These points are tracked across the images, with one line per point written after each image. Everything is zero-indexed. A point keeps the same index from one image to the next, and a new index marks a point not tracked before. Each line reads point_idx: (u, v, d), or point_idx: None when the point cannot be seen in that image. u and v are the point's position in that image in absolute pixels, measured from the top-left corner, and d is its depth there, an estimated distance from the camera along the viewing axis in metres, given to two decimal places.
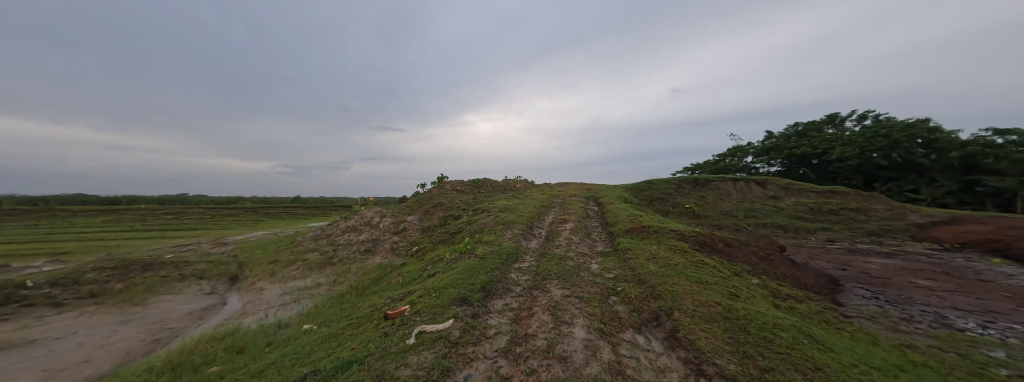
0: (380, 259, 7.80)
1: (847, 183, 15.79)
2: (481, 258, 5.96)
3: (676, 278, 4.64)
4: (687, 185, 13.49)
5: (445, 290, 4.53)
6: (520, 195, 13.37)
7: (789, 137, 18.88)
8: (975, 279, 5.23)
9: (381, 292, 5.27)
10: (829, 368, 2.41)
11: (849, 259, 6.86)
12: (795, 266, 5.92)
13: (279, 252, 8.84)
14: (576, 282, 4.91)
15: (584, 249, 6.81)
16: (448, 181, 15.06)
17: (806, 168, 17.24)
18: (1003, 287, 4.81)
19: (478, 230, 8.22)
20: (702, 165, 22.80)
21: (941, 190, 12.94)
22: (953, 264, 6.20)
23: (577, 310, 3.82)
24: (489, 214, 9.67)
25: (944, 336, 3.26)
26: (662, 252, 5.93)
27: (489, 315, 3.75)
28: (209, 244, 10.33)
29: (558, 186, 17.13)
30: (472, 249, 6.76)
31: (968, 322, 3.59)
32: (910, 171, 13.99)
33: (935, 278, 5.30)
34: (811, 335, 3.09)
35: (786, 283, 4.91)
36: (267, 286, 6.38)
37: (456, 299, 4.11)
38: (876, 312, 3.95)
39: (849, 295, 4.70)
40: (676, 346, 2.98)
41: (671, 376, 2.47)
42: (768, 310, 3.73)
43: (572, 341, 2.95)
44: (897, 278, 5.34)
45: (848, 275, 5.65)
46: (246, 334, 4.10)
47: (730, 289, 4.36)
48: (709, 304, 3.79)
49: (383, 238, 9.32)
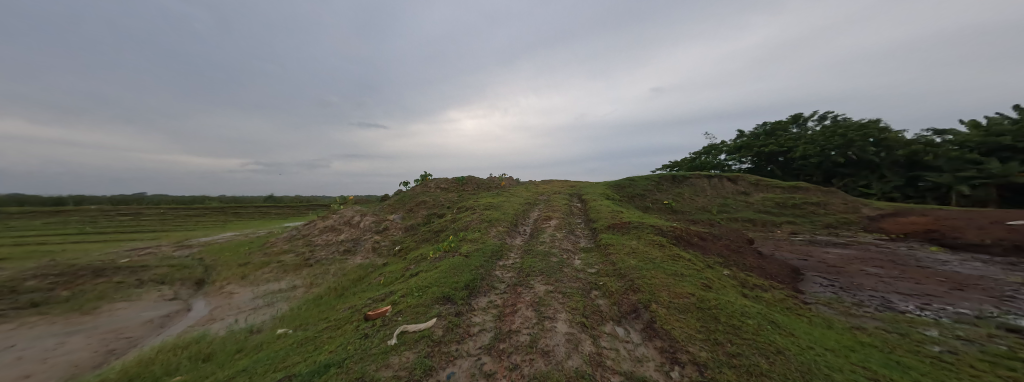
0: (361, 259, 7.58)
1: (809, 178, 16.93)
2: (466, 256, 5.96)
3: (653, 271, 4.84)
4: (666, 181, 13.98)
5: (429, 289, 4.49)
6: (505, 192, 13.37)
7: (759, 135, 19.93)
8: (917, 266, 5.76)
9: (362, 293, 5.15)
10: (790, 351, 2.59)
11: (810, 249, 7.39)
12: (762, 257, 6.31)
13: (251, 254, 8.41)
14: (558, 277, 5.00)
15: (567, 245, 6.95)
16: (432, 179, 14.85)
17: (773, 165, 18.29)
18: (938, 272, 5.35)
19: (462, 228, 8.15)
20: (680, 162, 23.68)
21: (889, 185, 14.18)
22: (900, 253, 6.81)
23: (560, 305, 3.90)
24: (474, 212, 9.64)
25: (889, 318, 3.58)
26: (642, 247, 6.14)
27: (473, 313, 3.75)
28: (171, 247, 9.64)
29: (542, 184, 17.24)
30: (456, 247, 6.72)
31: (909, 305, 3.95)
32: (863, 167, 15.18)
33: (882, 266, 5.81)
34: (774, 321, 3.31)
35: (754, 273, 5.21)
36: (237, 290, 6.05)
37: (440, 298, 4.09)
38: (831, 298, 4.28)
39: (809, 283, 5.06)
40: (653, 336, 3.11)
41: (648, 365, 2.58)
42: (737, 299, 3.96)
43: (554, 336, 3.01)
44: (850, 266, 5.83)
45: (808, 265, 6.09)
46: (215, 340, 3.90)
47: (703, 280, 4.59)
48: (683, 295, 3.98)
49: (365, 237, 9.09)
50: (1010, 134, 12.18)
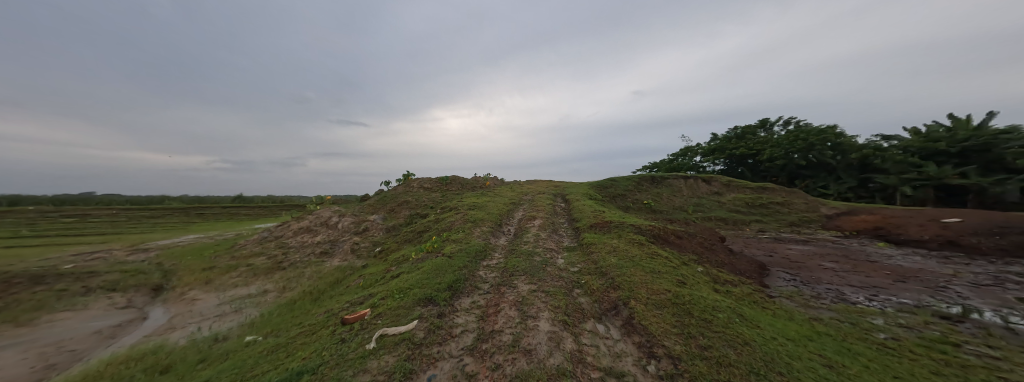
0: (339, 262, 7.31)
1: (775, 180, 18.05)
2: (449, 256, 5.89)
3: (632, 269, 4.99)
4: (645, 182, 14.44)
5: (410, 291, 4.41)
6: (490, 192, 13.34)
7: (731, 138, 20.97)
8: (868, 260, 6.28)
9: (339, 296, 4.97)
10: (755, 342, 2.76)
11: (776, 246, 7.88)
12: (732, 254, 6.66)
13: (217, 257, 7.89)
14: (542, 276, 5.05)
15: (551, 245, 7.04)
16: (414, 179, 14.58)
17: (743, 166, 19.35)
18: (886, 266, 5.85)
19: (446, 228, 8.06)
20: (658, 164, 24.55)
21: (844, 186, 15.36)
22: (853, 249, 7.41)
23: (542, 304, 3.93)
24: (458, 212, 9.54)
25: (842, 309, 3.87)
26: (622, 245, 6.31)
27: (455, 314, 3.71)
28: (124, 251, 8.88)
29: (526, 184, 17.33)
30: (439, 247, 6.64)
31: (860, 297, 4.30)
32: (822, 169, 16.37)
33: (838, 261, 6.29)
34: (742, 314, 3.52)
35: (725, 269, 5.49)
36: (201, 296, 5.66)
37: (421, 299, 4.02)
38: (793, 292, 4.58)
39: (773, 278, 5.39)
40: (632, 332, 3.21)
41: (626, 360, 2.66)
42: (709, 294, 4.17)
43: (536, 334, 3.04)
44: (810, 262, 6.27)
45: (774, 260, 6.49)
46: (173, 350, 3.63)
47: (678, 276, 4.79)
48: (660, 291, 4.13)
49: (343, 239, 8.79)
50: (945, 141, 13.54)
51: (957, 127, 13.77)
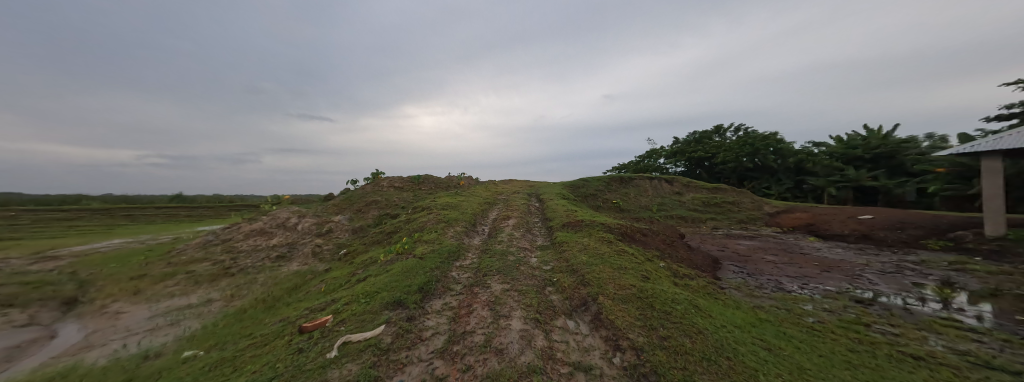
0: (297, 266, 6.80)
1: (727, 181, 19.74)
2: (420, 258, 5.71)
3: (601, 266, 5.19)
4: (614, 182, 15.08)
5: (377, 294, 4.23)
6: (463, 192, 13.15)
7: (690, 142, 22.55)
8: (803, 253, 7.07)
9: (298, 303, 4.63)
10: (707, 330, 2.99)
11: (728, 242, 8.62)
12: (690, 250, 7.17)
13: (148, 265, 6.97)
14: (515, 276, 5.09)
15: (524, 244, 7.10)
16: (384, 178, 13.99)
17: (701, 168, 20.92)
18: (816, 257, 6.64)
19: (418, 229, 7.83)
20: (627, 165, 25.77)
21: (783, 187, 17.19)
22: (791, 243, 8.31)
23: (515, 303, 3.96)
24: (431, 212, 9.30)
25: (780, 297, 4.33)
26: (592, 243, 6.56)
27: (426, 317, 3.62)
28: (24, 260, 7.52)
29: (501, 184, 17.33)
30: (410, 249, 6.41)
31: (794, 285, 4.84)
32: (766, 172, 18.17)
33: (779, 254, 7.03)
34: (697, 305, 3.80)
35: (683, 264, 5.90)
36: (127, 308, 4.95)
37: (389, 303, 3.87)
38: (740, 283, 5.04)
39: (725, 271, 5.89)
40: (600, 326, 3.33)
41: (594, 353, 2.76)
42: (670, 287, 4.46)
43: (508, 333, 3.05)
44: (755, 255, 6.95)
45: (726, 255, 7.08)
46: (89, 373, 3.14)
47: (643, 272, 5.07)
48: (626, 286, 4.34)
49: (303, 241, 8.21)
50: (861, 148, 15.67)
51: (870, 136, 15.98)
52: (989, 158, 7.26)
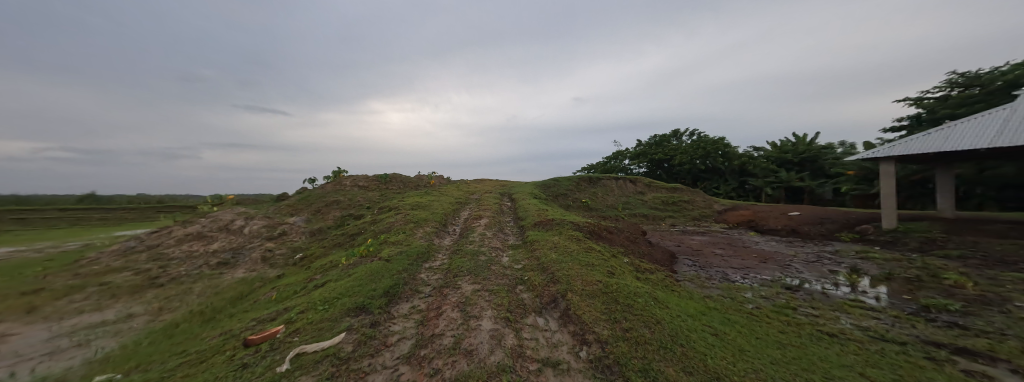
0: (243, 273, 6.14)
1: (683, 181, 21.38)
2: (386, 260, 5.46)
3: (570, 263, 5.35)
4: (583, 182, 15.62)
5: (337, 300, 3.96)
6: (434, 191, 12.78)
7: (652, 144, 24.05)
8: (745, 246, 7.89)
9: (243, 314, 4.19)
10: (665, 321, 3.21)
11: (683, 237, 9.35)
12: (651, 246, 7.66)
13: (47, 277, 5.85)
14: (486, 275, 5.05)
15: (496, 243, 7.09)
16: (347, 176, 13.19)
17: (661, 170, 22.43)
18: (756, 250, 7.43)
19: (384, 230, 7.47)
20: (595, 165, 26.87)
21: (729, 188, 19.02)
22: (736, 238, 9.22)
23: (486, 303, 3.94)
24: (399, 212, 8.93)
25: (726, 286, 4.78)
26: (562, 241, 6.73)
27: (392, 322, 3.46)
28: None
29: (473, 183, 17.16)
30: (375, 251, 6.09)
31: (737, 276, 5.37)
32: (715, 173, 19.97)
33: (726, 248, 7.77)
34: (656, 297, 4.06)
35: (644, 259, 6.29)
36: (15, 330, 4.11)
37: (351, 309, 3.65)
38: (694, 275, 5.48)
39: (680, 264, 6.37)
40: (568, 322, 3.43)
41: (562, 349, 2.83)
42: (633, 282, 4.71)
43: (478, 334, 3.02)
44: (706, 249, 7.61)
45: (682, 250, 7.67)
46: None
47: (609, 268, 5.30)
48: (593, 282, 4.52)
49: (251, 246, 7.46)
50: (792, 152, 17.86)
51: (799, 142, 18.27)
52: (885, 163, 8.66)
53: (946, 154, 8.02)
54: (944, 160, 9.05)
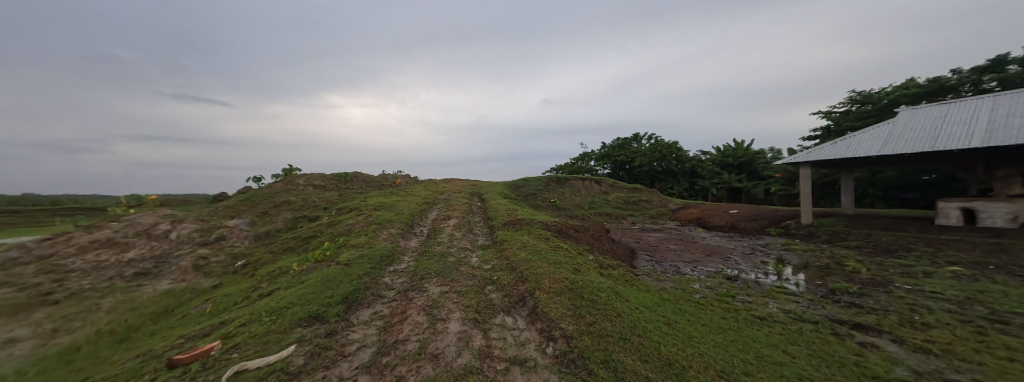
0: (169, 284, 5.34)
1: (642, 182, 22.84)
2: (346, 264, 5.11)
3: (539, 262, 5.44)
4: (552, 182, 16.01)
5: (287, 310, 3.61)
6: (400, 191, 12.26)
7: (616, 147, 25.40)
8: (695, 242, 8.65)
9: (168, 332, 3.64)
10: (625, 313, 3.40)
11: (642, 235, 10.00)
12: (613, 243, 8.09)
13: None
14: (454, 277, 4.95)
15: (465, 244, 6.98)
16: (301, 175, 12.17)
17: (623, 171, 23.76)
18: (704, 245, 8.19)
19: (344, 232, 6.99)
20: (563, 166, 27.70)
21: (682, 188, 20.72)
22: (687, 234, 10.09)
23: (453, 305, 3.85)
24: (360, 213, 8.42)
25: (678, 279, 5.21)
26: (531, 240, 6.83)
27: (350, 330, 3.24)
28: None
29: (442, 183, 16.76)
30: (333, 255, 5.67)
31: (687, 269, 5.88)
32: (670, 175, 21.63)
33: (678, 243, 8.46)
34: (618, 292, 4.29)
35: (607, 256, 6.62)
36: None
37: (304, 319, 3.35)
38: (651, 269, 5.89)
39: (639, 260, 6.81)
40: (536, 320, 3.48)
41: (529, 346, 2.86)
42: (597, 278, 4.93)
43: (445, 337, 2.94)
44: (662, 245, 8.21)
45: (641, 246, 8.20)
46: None
47: (575, 265, 5.49)
48: (560, 280, 4.64)
49: (181, 253, 6.54)
50: (733, 157, 19.99)
51: (739, 147, 20.49)
52: (805, 167, 10.05)
53: (849, 160, 9.52)
54: (848, 166, 10.74)
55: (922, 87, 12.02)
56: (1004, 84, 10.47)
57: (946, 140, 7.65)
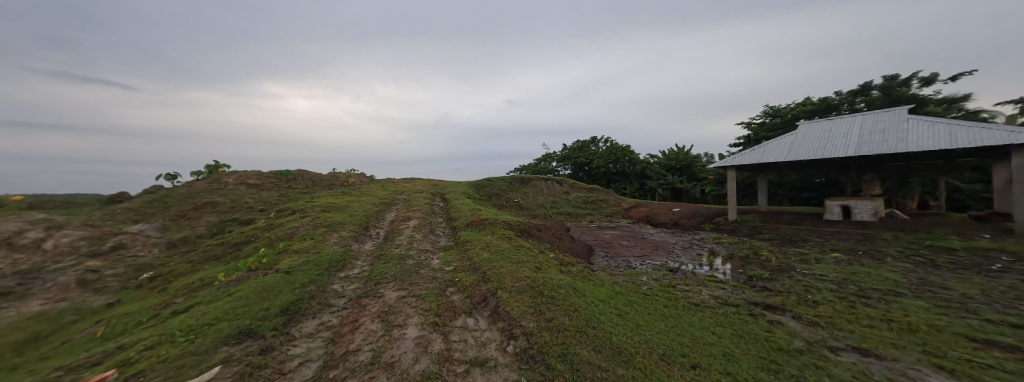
0: (41, 305, 4.27)
1: (599, 182, 24.19)
2: (287, 272, 4.59)
3: (501, 261, 5.45)
4: (515, 182, 16.18)
5: (210, 327, 3.13)
6: (353, 191, 11.40)
7: (576, 149, 26.56)
8: (644, 238, 9.41)
9: (36, 365, 2.90)
10: (582, 308, 3.56)
11: (598, 232, 10.58)
12: (573, 241, 8.45)
13: None
14: (413, 280, 4.74)
15: (426, 246, 6.72)
16: (230, 173, 10.75)
17: (582, 172, 24.92)
18: (652, 240, 8.95)
19: (285, 236, 6.29)
20: (526, 166, 28.19)
21: (634, 188, 22.38)
22: (637, 230, 10.94)
23: (411, 309, 3.68)
24: (306, 215, 7.64)
25: (629, 273, 5.61)
26: (494, 240, 6.83)
27: (292, 344, 2.91)
28: None
29: (402, 183, 15.98)
30: (271, 262, 5.06)
31: (637, 263, 6.37)
32: (623, 176, 23.22)
33: (630, 240, 9.12)
34: (576, 287, 4.47)
35: (567, 253, 6.87)
36: None
37: (233, 336, 2.93)
38: (606, 265, 6.26)
39: (595, 256, 7.20)
40: (498, 319, 3.47)
41: (491, 346, 2.85)
42: (557, 275, 5.09)
43: (401, 344, 2.79)
44: (616, 242, 8.78)
45: (597, 243, 8.67)
46: None
47: (536, 263, 5.61)
48: (521, 278, 4.70)
49: (60, 265, 5.29)
50: (676, 160, 22.16)
51: (681, 152, 22.77)
52: (732, 170, 11.52)
53: (765, 165, 11.16)
54: (764, 170, 12.58)
55: (815, 104, 14.53)
56: (870, 105, 13.10)
57: (832, 150, 9.35)
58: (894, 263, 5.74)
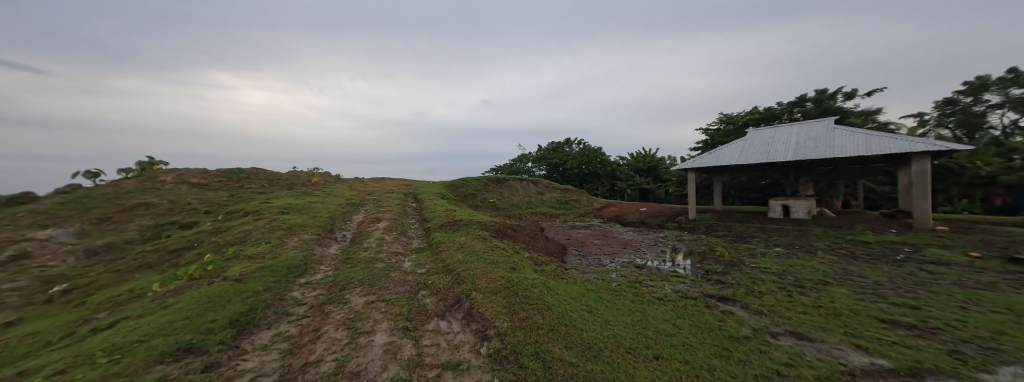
0: None
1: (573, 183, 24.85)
2: (237, 279, 4.18)
3: (476, 262, 5.39)
4: (491, 183, 16.13)
5: (141, 345, 2.76)
6: (317, 191, 10.67)
7: (551, 150, 27.07)
8: (614, 236, 9.82)
9: None
10: (555, 306, 3.62)
11: (572, 232, 10.86)
12: (547, 240, 8.59)
13: None
14: (383, 284, 4.53)
15: (397, 248, 6.46)
16: (170, 172, 9.61)
17: (557, 172, 25.45)
18: (621, 239, 9.36)
19: (237, 240, 5.73)
20: (502, 167, 28.22)
21: (605, 188, 23.27)
22: (608, 229, 11.39)
23: (380, 315, 3.51)
24: (261, 217, 7.02)
25: (600, 270, 5.82)
26: (468, 241, 6.74)
27: (242, 358, 2.65)
28: None
29: (372, 183, 15.25)
30: (219, 269, 4.59)
31: (607, 261, 6.63)
32: (596, 177, 24.06)
33: (601, 238, 9.46)
34: (550, 286, 4.54)
35: (541, 253, 6.97)
36: None
37: (169, 353, 2.60)
38: (578, 263, 6.44)
39: (568, 255, 7.38)
40: (471, 321, 3.43)
41: (463, 349, 2.80)
42: (531, 275, 5.14)
43: (368, 351, 2.65)
44: (588, 241, 9.06)
45: (570, 242, 8.90)
46: None
47: (511, 264, 5.62)
48: (496, 279, 4.68)
49: None
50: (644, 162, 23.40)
51: (648, 154, 24.09)
52: (693, 173, 12.40)
53: (721, 168, 12.15)
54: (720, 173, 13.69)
55: (761, 113, 16.11)
56: (806, 115, 14.77)
57: (775, 155, 10.41)
58: (824, 255, 6.51)
